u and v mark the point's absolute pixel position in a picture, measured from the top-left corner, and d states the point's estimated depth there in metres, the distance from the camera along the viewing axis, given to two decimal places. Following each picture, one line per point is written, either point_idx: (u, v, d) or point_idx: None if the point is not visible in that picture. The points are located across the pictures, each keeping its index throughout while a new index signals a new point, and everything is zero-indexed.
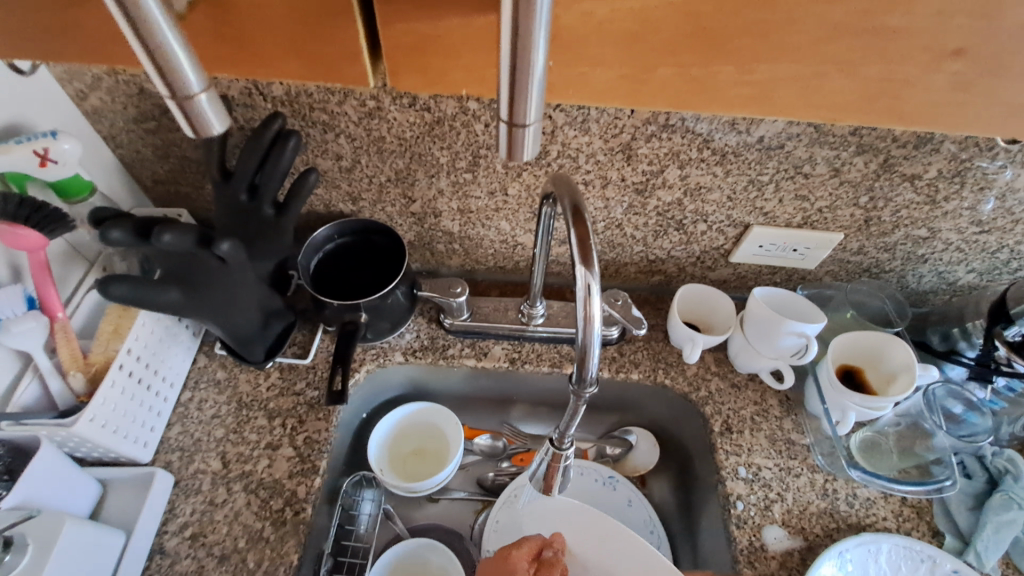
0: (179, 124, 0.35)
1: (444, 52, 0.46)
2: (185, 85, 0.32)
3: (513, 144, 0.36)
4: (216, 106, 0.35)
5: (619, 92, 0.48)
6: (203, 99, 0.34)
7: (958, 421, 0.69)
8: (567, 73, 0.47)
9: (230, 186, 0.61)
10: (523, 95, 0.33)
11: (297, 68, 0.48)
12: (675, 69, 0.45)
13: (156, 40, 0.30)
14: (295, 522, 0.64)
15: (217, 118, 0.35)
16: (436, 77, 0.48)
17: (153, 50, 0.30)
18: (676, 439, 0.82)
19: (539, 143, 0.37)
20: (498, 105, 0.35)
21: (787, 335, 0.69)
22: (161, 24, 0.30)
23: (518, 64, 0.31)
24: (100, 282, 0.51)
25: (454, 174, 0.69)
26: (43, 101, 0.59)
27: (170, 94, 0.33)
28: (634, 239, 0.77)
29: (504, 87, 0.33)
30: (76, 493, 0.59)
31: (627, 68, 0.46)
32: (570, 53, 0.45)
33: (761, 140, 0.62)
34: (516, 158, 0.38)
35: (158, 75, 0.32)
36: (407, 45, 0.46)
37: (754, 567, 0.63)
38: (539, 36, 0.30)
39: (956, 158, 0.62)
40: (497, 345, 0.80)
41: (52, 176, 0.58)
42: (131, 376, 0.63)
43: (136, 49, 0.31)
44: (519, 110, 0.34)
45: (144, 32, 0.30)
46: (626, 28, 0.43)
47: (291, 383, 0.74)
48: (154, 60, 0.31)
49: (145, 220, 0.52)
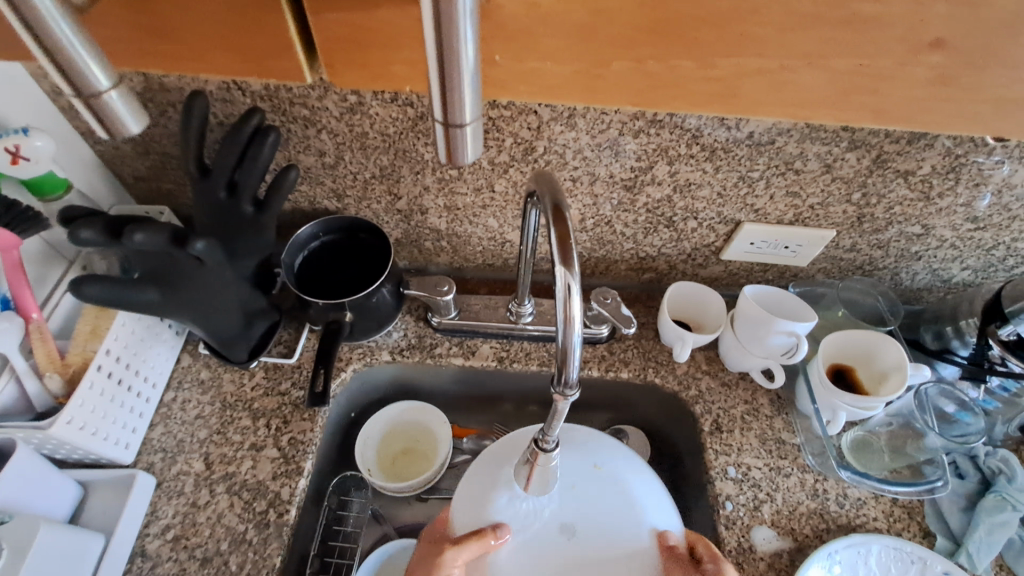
0: (90, 124, 0.35)
1: (384, 42, 0.45)
2: (90, 83, 0.32)
3: (453, 145, 0.36)
4: (129, 104, 0.35)
5: (573, 88, 0.47)
6: (113, 96, 0.33)
7: (950, 420, 0.68)
8: (518, 67, 0.46)
9: (208, 183, 0.60)
10: (455, 92, 0.32)
11: (221, 61, 0.47)
12: (634, 64, 0.45)
13: (53, 40, 0.30)
14: (278, 524, 0.63)
15: (130, 116, 0.35)
16: (380, 70, 0.47)
17: (50, 47, 0.30)
18: (666, 438, 0.81)
19: (482, 140, 0.36)
20: (431, 104, 0.34)
21: (777, 334, 0.68)
22: (56, 19, 0.29)
23: (448, 55, 0.30)
24: (73, 282, 0.50)
25: (439, 171, 0.68)
26: (12, 91, 0.57)
27: (75, 93, 0.33)
28: (624, 236, 0.76)
29: (435, 85, 0.32)
30: (54, 495, 0.58)
31: (582, 63, 0.45)
32: (517, 49, 0.44)
33: (751, 136, 0.60)
34: (457, 160, 0.37)
35: (61, 75, 0.32)
36: (343, 39, 0.45)
37: (742, 568, 0.63)
38: (465, 28, 0.29)
39: (951, 153, 0.60)
40: (485, 344, 0.79)
41: (25, 173, 0.57)
42: (111, 377, 0.62)
43: (34, 48, 0.31)
44: (455, 108, 0.33)
45: (37, 25, 0.29)
46: (575, 20, 0.42)
47: (276, 383, 0.73)
48: (54, 59, 0.31)
49: (117, 219, 0.50)
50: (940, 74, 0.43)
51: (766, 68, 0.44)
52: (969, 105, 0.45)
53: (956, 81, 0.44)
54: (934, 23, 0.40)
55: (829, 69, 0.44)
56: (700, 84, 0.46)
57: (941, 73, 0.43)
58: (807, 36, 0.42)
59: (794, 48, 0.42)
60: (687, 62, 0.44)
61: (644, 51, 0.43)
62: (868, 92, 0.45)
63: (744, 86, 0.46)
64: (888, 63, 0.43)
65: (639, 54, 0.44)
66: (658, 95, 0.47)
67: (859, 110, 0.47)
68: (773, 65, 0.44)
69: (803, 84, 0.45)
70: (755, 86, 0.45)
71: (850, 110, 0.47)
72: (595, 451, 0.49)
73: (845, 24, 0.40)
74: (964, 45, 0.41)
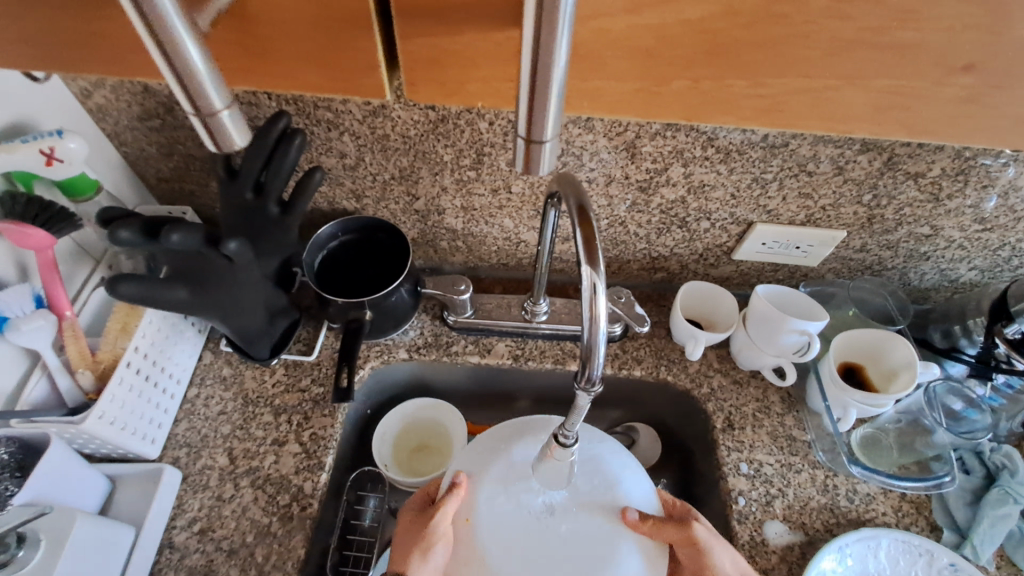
0: (201, 137, 0.37)
1: (464, 63, 0.47)
2: (210, 102, 0.34)
3: (532, 159, 0.37)
4: (237, 121, 0.36)
5: (633, 104, 0.48)
6: (225, 115, 0.35)
7: (957, 418, 0.70)
8: (578, 85, 0.47)
9: (236, 185, 0.61)
10: (540, 113, 0.34)
11: (317, 79, 0.49)
12: (692, 83, 0.46)
13: (182, 60, 0.31)
14: (301, 518, 0.65)
15: (237, 132, 0.37)
16: (454, 87, 0.49)
17: (177, 67, 0.32)
18: (677, 434, 0.83)
19: (557, 155, 0.38)
20: (515, 121, 0.36)
21: (789, 333, 0.69)
22: (186, 42, 0.31)
23: (538, 80, 0.32)
24: (109, 281, 0.51)
25: (458, 172, 0.69)
26: (43, 100, 0.59)
27: (194, 110, 0.34)
28: (637, 236, 0.77)
29: (525, 102, 0.34)
30: (85, 489, 0.60)
31: (646, 82, 0.46)
32: (587, 67, 0.46)
33: (765, 138, 0.62)
34: (533, 173, 0.39)
35: (183, 94, 0.33)
36: (422, 59, 0.47)
37: (755, 561, 0.64)
38: (558, 57, 0.31)
39: (960, 156, 0.62)
40: (500, 342, 0.80)
41: (58, 175, 0.58)
42: (138, 373, 0.63)
43: (161, 65, 0.32)
44: (538, 126, 0.35)
45: (171, 50, 0.31)
46: (642, 44, 0.43)
47: (296, 380, 0.74)
48: (180, 79, 0.32)
49: (153, 219, 0.52)
50: (967, 94, 0.45)
51: (807, 86, 0.46)
52: (984, 122, 0.47)
53: (979, 102, 0.46)
54: (966, 49, 0.42)
55: (868, 89, 0.46)
56: (745, 99, 0.47)
57: (971, 91, 0.45)
58: (850, 59, 0.43)
59: (838, 69, 0.44)
60: (740, 81, 0.46)
61: (699, 71, 0.45)
62: (902, 108, 0.47)
63: (789, 103, 0.47)
64: (923, 83, 0.45)
65: (695, 73, 0.45)
66: (708, 111, 0.48)
67: (891, 125, 0.48)
68: (817, 83, 0.45)
69: (842, 100, 0.47)
70: (767, 95, 0.47)
71: (883, 127, 0.49)
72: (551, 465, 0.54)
73: (885, 50, 0.42)
74: (991, 68, 0.43)
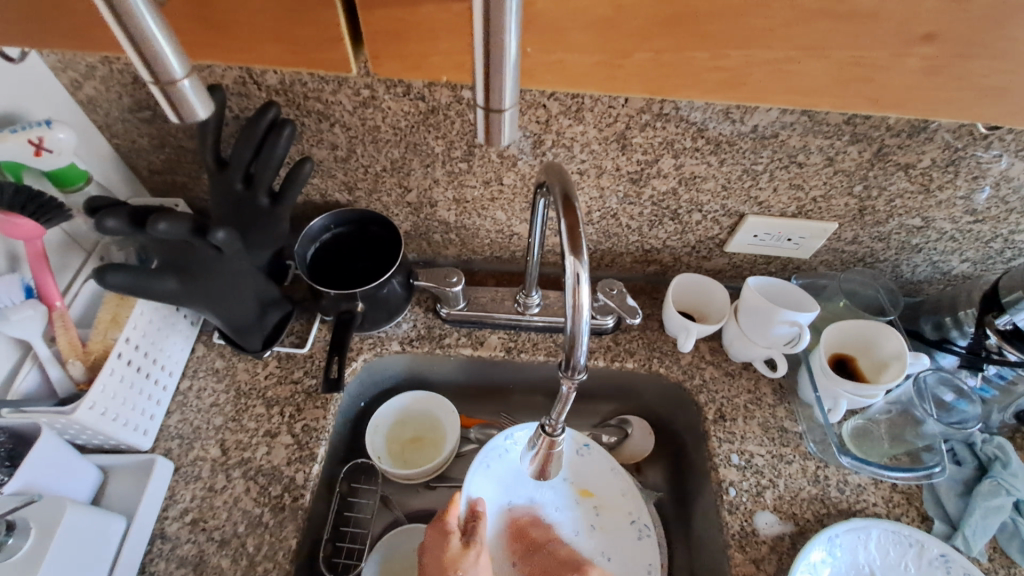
0: (163, 109, 0.36)
1: (422, 36, 0.47)
2: (168, 70, 0.33)
3: (491, 128, 0.38)
4: (199, 93, 0.36)
5: (596, 77, 0.49)
6: (186, 85, 0.35)
7: (947, 409, 0.69)
8: (544, 60, 0.48)
9: (225, 175, 0.61)
10: (498, 82, 0.34)
11: (279, 54, 0.49)
12: (653, 54, 0.46)
13: (137, 24, 0.31)
14: (293, 508, 0.65)
15: (200, 104, 0.36)
16: (418, 61, 0.49)
17: (133, 35, 0.32)
18: (670, 427, 0.83)
19: (517, 125, 0.39)
20: (474, 92, 0.37)
21: (780, 324, 0.69)
22: (140, 10, 0.31)
23: (492, 49, 0.32)
24: (97, 270, 0.51)
25: (449, 164, 0.69)
26: (32, 89, 0.59)
27: (153, 80, 0.34)
28: (629, 229, 0.77)
29: (480, 75, 0.34)
30: (76, 479, 0.60)
31: (607, 54, 0.47)
32: (547, 41, 0.46)
33: (755, 129, 0.62)
34: (494, 143, 0.39)
35: (142, 63, 0.33)
36: (384, 32, 0.46)
37: (745, 551, 0.64)
38: (509, 24, 0.31)
39: (951, 146, 0.62)
40: (493, 334, 0.80)
41: (47, 165, 0.58)
42: (130, 364, 0.63)
43: (117, 32, 0.32)
44: (495, 95, 0.35)
45: (125, 16, 0.31)
46: (600, 14, 0.44)
47: (289, 372, 0.74)
48: (137, 46, 0.32)
49: (140, 209, 0.52)
50: (933, 65, 0.45)
51: (770, 57, 0.46)
52: (960, 94, 0.47)
53: (943, 72, 0.46)
54: (924, 17, 0.42)
55: (830, 59, 0.46)
56: (707, 73, 0.48)
57: (933, 62, 0.45)
58: (810, 28, 0.43)
59: (798, 39, 0.44)
60: (701, 54, 0.46)
61: (660, 43, 0.45)
62: (863, 79, 0.47)
63: (753, 75, 0.47)
64: (883, 54, 0.45)
65: (655, 44, 0.46)
66: (672, 83, 0.49)
67: (856, 99, 0.49)
68: (779, 54, 0.45)
69: (803, 71, 0.47)
70: (748, 73, 0.47)
71: (837, 100, 0.49)
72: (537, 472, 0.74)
73: (842, 18, 0.43)
74: (953, 38, 0.43)
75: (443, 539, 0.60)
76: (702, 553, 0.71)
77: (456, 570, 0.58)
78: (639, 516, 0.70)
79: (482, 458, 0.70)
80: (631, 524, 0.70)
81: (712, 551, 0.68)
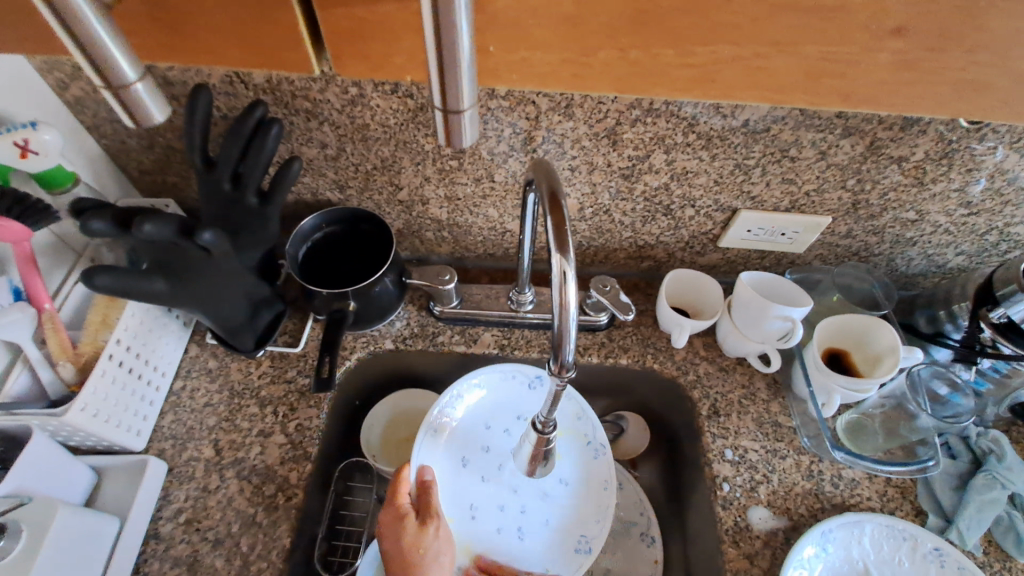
0: (117, 113, 0.38)
1: (391, 37, 0.49)
2: (118, 74, 0.34)
3: (451, 129, 0.39)
4: (152, 93, 0.37)
5: (565, 77, 0.51)
6: (139, 87, 0.36)
7: (942, 402, 0.68)
8: (511, 59, 0.50)
9: (213, 174, 0.61)
10: (456, 81, 0.35)
11: (239, 55, 0.51)
12: (621, 52, 0.48)
13: (84, 31, 0.32)
14: (287, 507, 0.65)
15: (154, 106, 0.37)
16: (379, 62, 0.51)
17: (82, 40, 0.33)
18: (664, 422, 0.83)
19: (478, 125, 0.40)
20: (432, 93, 0.38)
21: (773, 319, 0.69)
22: (88, 15, 0.32)
23: (448, 45, 0.33)
24: (85, 272, 0.51)
25: (440, 162, 0.69)
26: (18, 89, 0.59)
27: (105, 84, 0.35)
28: (622, 225, 0.77)
29: (435, 76, 0.35)
30: (68, 481, 0.60)
31: (573, 53, 0.49)
32: (515, 40, 0.48)
33: (746, 123, 0.61)
34: (455, 144, 0.40)
35: (92, 69, 0.34)
36: (350, 32, 0.48)
37: (738, 546, 0.64)
38: (461, 19, 0.32)
39: (944, 138, 0.61)
40: (486, 332, 0.80)
41: (34, 167, 0.58)
42: (121, 366, 0.64)
43: (67, 41, 0.33)
44: (452, 96, 0.36)
45: (71, 22, 0.32)
46: (565, 13, 0.46)
47: (282, 371, 0.74)
48: (86, 54, 0.33)
49: (127, 210, 0.52)
50: (902, 59, 0.47)
51: (739, 54, 0.47)
52: (933, 88, 0.49)
53: (918, 67, 0.47)
54: (894, 12, 0.44)
55: (800, 54, 0.47)
56: (679, 69, 0.49)
57: (905, 56, 0.47)
58: (779, 23, 0.45)
59: (768, 36, 0.46)
60: (670, 51, 0.48)
61: (627, 41, 0.47)
62: (837, 76, 0.49)
63: (723, 71, 0.49)
64: (854, 50, 0.46)
65: (624, 42, 0.48)
66: (641, 83, 0.51)
67: (827, 93, 0.50)
68: (746, 51, 0.47)
69: (774, 69, 0.48)
70: (716, 70, 0.49)
71: (819, 95, 0.50)
72: (482, 415, 0.76)
73: (811, 14, 0.44)
74: (922, 32, 0.45)
75: (399, 525, 0.61)
76: (697, 550, 0.71)
77: (417, 552, 0.59)
78: (593, 436, 0.73)
79: (427, 428, 0.72)
80: (587, 446, 0.74)
81: (706, 546, 0.68)
